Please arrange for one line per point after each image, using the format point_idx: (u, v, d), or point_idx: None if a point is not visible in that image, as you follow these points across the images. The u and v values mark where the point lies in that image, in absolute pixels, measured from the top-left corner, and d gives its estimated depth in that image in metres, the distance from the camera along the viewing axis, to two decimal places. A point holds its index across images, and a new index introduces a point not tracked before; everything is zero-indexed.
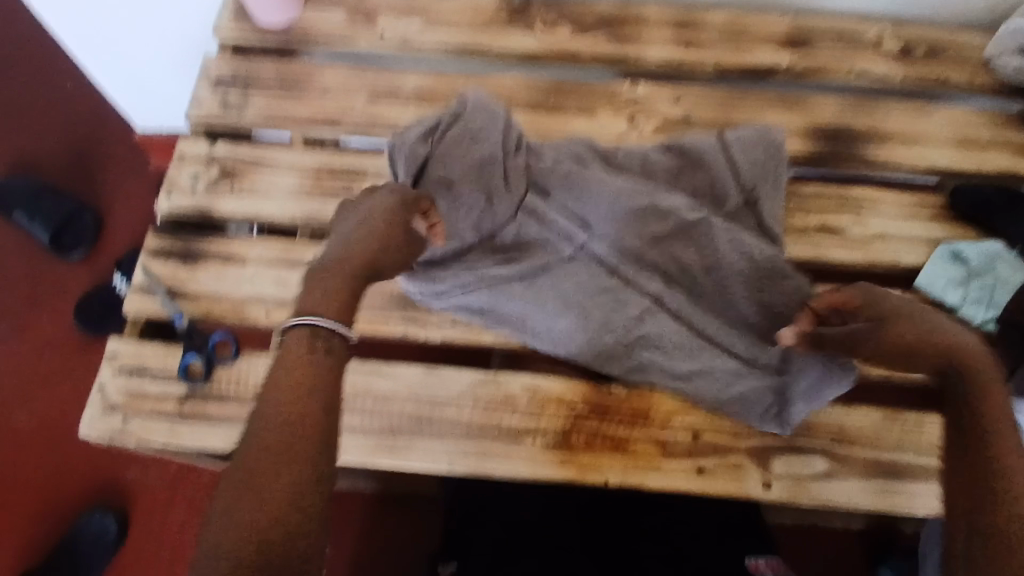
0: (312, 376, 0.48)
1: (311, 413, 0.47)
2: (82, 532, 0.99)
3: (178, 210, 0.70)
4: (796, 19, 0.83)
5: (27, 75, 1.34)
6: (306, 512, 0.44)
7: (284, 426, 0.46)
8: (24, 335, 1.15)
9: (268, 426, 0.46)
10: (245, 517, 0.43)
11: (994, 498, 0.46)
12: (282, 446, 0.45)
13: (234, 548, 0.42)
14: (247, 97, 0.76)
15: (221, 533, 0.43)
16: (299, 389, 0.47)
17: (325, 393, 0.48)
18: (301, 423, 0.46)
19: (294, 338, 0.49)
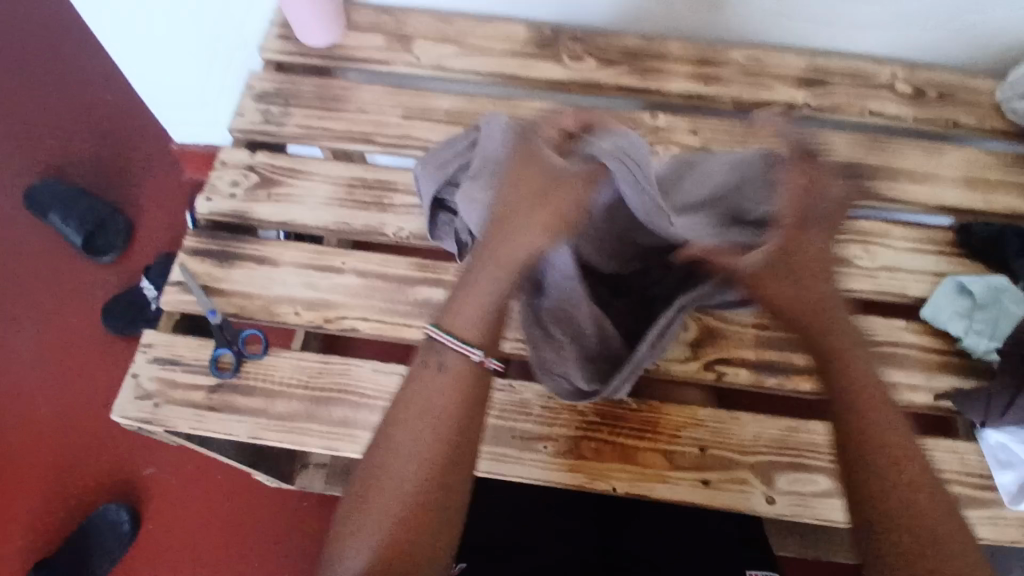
0: (456, 410, 0.54)
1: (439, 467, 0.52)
2: (95, 525, 1.01)
3: (216, 212, 0.74)
4: (810, 60, 0.87)
5: (74, 86, 1.41)
6: (429, 513, 0.51)
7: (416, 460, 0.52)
8: (52, 330, 1.19)
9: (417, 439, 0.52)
10: (389, 521, 0.51)
11: (872, 501, 0.51)
12: (425, 465, 0.52)
13: (383, 543, 0.50)
14: (289, 112, 0.80)
15: (371, 533, 0.50)
16: (435, 442, 0.53)
17: (463, 420, 0.54)
18: (441, 453, 0.53)
19: (437, 370, 0.54)
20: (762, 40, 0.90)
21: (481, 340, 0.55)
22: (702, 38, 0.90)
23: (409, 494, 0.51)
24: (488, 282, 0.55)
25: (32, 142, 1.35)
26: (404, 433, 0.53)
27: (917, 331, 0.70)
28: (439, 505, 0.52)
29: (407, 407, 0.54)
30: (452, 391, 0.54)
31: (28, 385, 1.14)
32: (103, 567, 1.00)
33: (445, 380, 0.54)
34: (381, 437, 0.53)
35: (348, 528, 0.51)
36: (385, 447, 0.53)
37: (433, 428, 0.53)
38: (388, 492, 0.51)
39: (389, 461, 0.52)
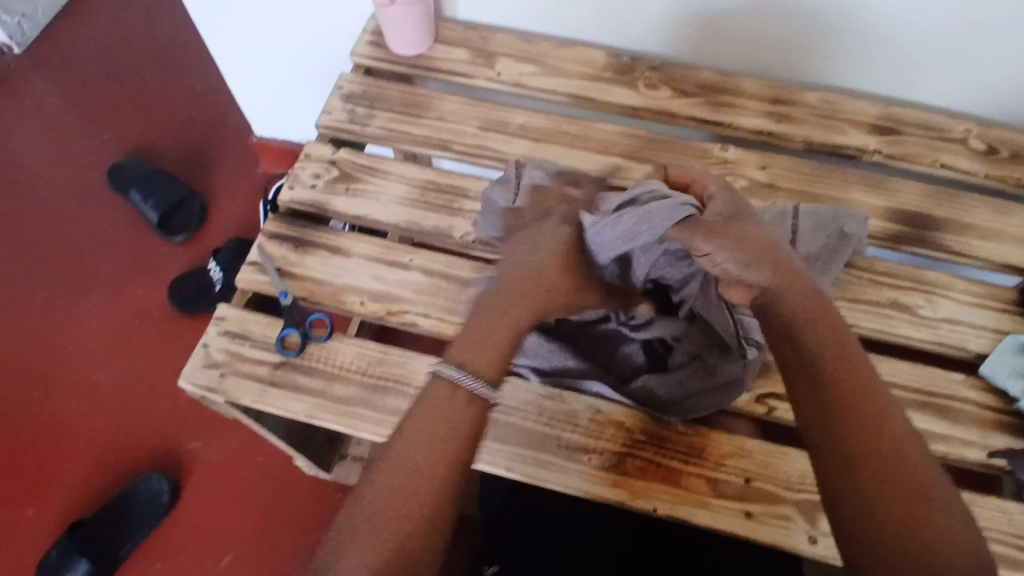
0: (452, 441, 0.55)
1: (436, 495, 0.53)
2: (138, 490, 1.05)
3: (296, 201, 0.78)
4: (885, 108, 0.88)
5: (167, 74, 1.50)
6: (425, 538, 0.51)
7: (410, 486, 0.53)
8: (120, 300, 1.25)
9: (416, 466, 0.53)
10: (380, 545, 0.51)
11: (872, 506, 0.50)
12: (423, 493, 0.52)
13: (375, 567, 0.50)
14: (373, 114, 0.84)
15: (361, 558, 0.50)
16: (433, 468, 0.53)
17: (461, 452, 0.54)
18: (436, 481, 0.53)
19: (443, 399, 0.56)
20: (838, 83, 0.90)
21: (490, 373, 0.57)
22: (778, 78, 0.91)
23: (404, 517, 0.52)
24: (517, 317, 0.60)
25: (122, 122, 1.44)
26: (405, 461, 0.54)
27: (974, 387, 0.69)
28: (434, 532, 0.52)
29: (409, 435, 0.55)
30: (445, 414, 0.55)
31: (92, 349, 1.20)
32: (140, 533, 1.03)
33: (452, 409, 0.56)
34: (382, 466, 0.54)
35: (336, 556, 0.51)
36: (383, 477, 0.53)
37: (432, 458, 0.54)
38: (385, 516, 0.52)
39: (383, 487, 0.53)
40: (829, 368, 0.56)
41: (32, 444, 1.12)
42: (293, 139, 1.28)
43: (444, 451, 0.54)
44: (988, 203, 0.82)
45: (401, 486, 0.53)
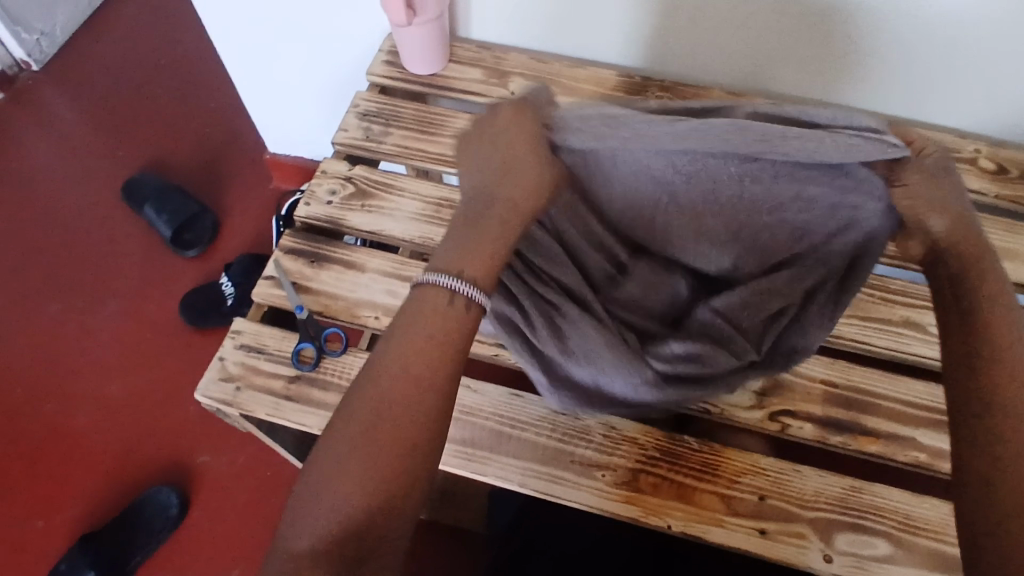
0: (433, 368, 0.50)
1: (425, 410, 0.49)
2: (147, 503, 1.05)
3: (312, 217, 0.79)
4: None
5: (182, 91, 1.52)
6: (397, 472, 0.47)
7: (384, 411, 0.49)
8: (132, 314, 1.26)
9: (394, 390, 0.49)
10: (351, 479, 0.47)
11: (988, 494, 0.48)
12: (398, 425, 0.48)
13: (346, 506, 0.47)
14: (389, 131, 0.85)
15: (333, 495, 0.47)
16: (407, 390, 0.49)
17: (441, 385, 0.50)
18: (412, 410, 0.49)
19: (429, 305, 0.51)
20: (848, 103, 0.91)
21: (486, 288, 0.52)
22: (788, 97, 0.92)
23: (379, 455, 0.48)
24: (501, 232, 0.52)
25: (138, 138, 1.46)
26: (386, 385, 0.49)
27: None
28: (404, 471, 0.48)
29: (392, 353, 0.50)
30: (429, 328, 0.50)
31: (104, 362, 1.21)
32: (148, 546, 1.03)
33: (435, 320, 0.51)
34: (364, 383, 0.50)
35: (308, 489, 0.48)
36: (363, 404, 0.49)
37: (412, 385, 0.49)
38: (367, 436, 0.48)
39: (360, 411, 0.49)
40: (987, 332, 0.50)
41: (42, 456, 1.12)
42: (306, 156, 1.29)
43: (431, 367, 0.50)
44: (999, 223, 0.82)
45: (376, 416, 0.49)
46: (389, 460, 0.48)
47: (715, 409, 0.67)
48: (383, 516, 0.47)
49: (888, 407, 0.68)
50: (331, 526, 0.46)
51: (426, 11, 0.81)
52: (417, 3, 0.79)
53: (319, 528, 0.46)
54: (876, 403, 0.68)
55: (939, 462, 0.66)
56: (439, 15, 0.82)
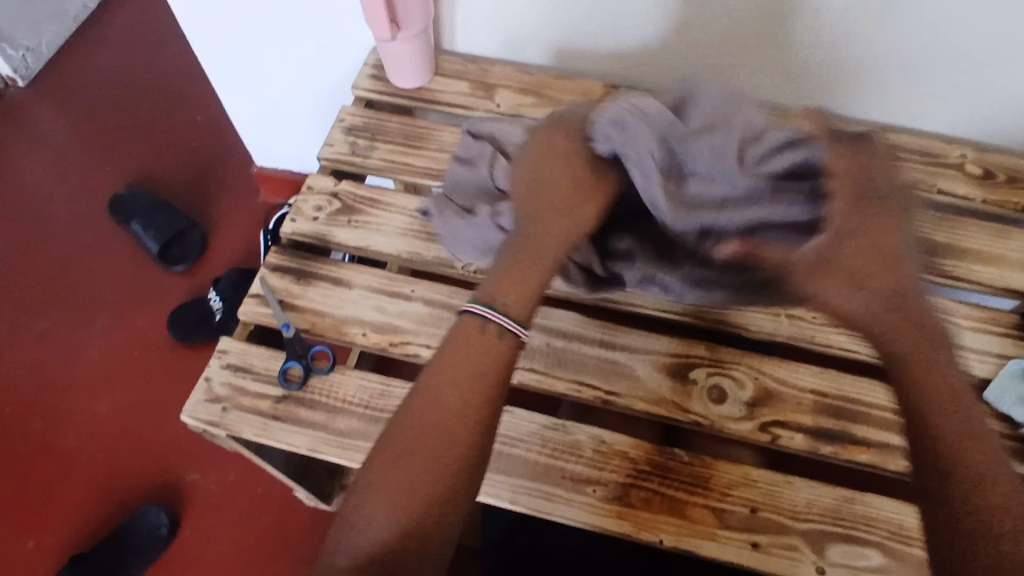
0: (472, 390, 0.56)
1: (462, 437, 0.54)
2: (135, 524, 1.04)
3: (299, 233, 0.78)
4: (881, 135, 0.89)
5: (168, 105, 1.51)
6: (437, 491, 0.53)
7: (426, 435, 0.54)
8: (120, 331, 1.25)
9: (437, 413, 0.55)
10: (396, 499, 0.53)
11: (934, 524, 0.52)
12: (438, 448, 0.54)
13: (390, 523, 0.52)
14: (375, 146, 0.85)
15: (379, 515, 0.53)
16: (447, 414, 0.55)
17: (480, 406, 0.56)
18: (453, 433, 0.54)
19: (472, 334, 0.58)
20: (834, 111, 0.91)
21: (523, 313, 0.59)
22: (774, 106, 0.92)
23: (421, 478, 0.53)
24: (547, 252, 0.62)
25: (125, 153, 1.45)
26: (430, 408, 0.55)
27: None
28: (445, 490, 0.53)
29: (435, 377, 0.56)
30: (480, 361, 0.57)
31: (92, 381, 1.20)
32: (138, 568, 1.02)
33: (474, 346, 0.57)
34: (418, 401, 0.56)
35: (355, 508, 0.54)
36: (406, 428, 0.55)
37: (453, 409, 0.55)
38: (419, 453, 0.54)
39: (402, 436, 0.55)
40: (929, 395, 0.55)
41: (29, 478, 1.11)
42: (294, 169, 1.29)
43: (468, 394, 0.56)
44: (986, 228, 0.82)
45: (416, 440, 0.54)
46: (439, 473, 0.54)
47: (705, 421, 0.67)
48: (425, 536, 0.52)
49: (879, 416, 0.68)
50: (376, 545, 0.52)
51: (411, 26, 0.80)
52: (402, 17, 0.79)
53: (365, 544, 0.52)
54: (866, 412, 0.68)
55: None
56: (424, 29, 0.82)
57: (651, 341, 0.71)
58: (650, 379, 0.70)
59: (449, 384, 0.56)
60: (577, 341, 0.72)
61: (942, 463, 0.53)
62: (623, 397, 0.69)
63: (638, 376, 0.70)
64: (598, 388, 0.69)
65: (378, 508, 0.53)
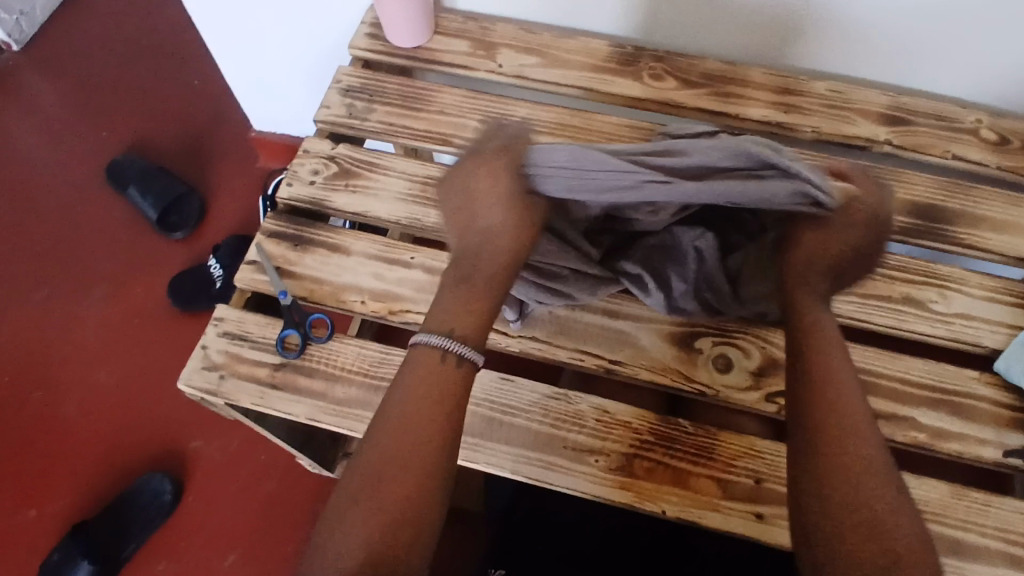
0: (435, 416, 0.53)
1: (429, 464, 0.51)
2: (139, 490, 1.05)
3: (295, 199, 0.76)
4: (895, 98, 0.86)
5: (162, 68, 1.48)
6: (412, 523, 0.49)
7: (395, 459, 0.51)
8: (119, 299, 1.23)
9: (402, 440, 0.51)
10: (366, 528, 0.49)
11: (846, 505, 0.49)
12: (408, 476, 0.50)
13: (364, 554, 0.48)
14: (372, 108, 0.82)
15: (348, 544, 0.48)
16: (417, 438, 0.51)
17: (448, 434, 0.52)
18: (422, 460, 0.51)
19: (433, 361, 0.55)
20: (846, 73, 0.88)
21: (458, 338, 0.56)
22: (786, 67, 0.89)
23: (391, 507, 0.49)
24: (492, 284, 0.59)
25: (119, 118, 1.42)
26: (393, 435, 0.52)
27: (990, 385, 0.67)
28: (416, 517, 0.49)
29: (399, 399, 0.53)
30: (433, 381, 0.54)
31: (92, 348, 1.19)
32: (142, 534, 1.03)
33: (431, 374, 0.54)
34: (375, 435, 0.52)
35: (324, 539, 0.50)
36: (373, 456, 0.51)
37: (420, 435, 0.52)
38: (383, 484, 0.50)
39: (367, 465, 0.51)
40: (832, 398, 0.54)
41: (32, 445, 1.11)
42: (291, 133, 1.26)
43: (429, 418, 0.52)
44: (1002, 195, 0.80)
45: (385, 466, 0.51)
46: (404, 501, 0.50)
47: (710, 391, 0.66)
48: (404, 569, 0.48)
49: (887, 387, 0.67)
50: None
51: None
52: None
53: None
54: (875, 382, 0.67)
55: (939, 442, 0.65)
56: None
57: (656, 310, 0.70)
58: (655, 349, 0.68)
59: (406, 410, 0.52)
60: (581, 310, 0.70)
61: (826, 488, 0.50)
62: (627, 366, 0.67)
63: (642, 345, 0.68)
64: (601, 357, 0.68)
65: (346, 543, 0.49)
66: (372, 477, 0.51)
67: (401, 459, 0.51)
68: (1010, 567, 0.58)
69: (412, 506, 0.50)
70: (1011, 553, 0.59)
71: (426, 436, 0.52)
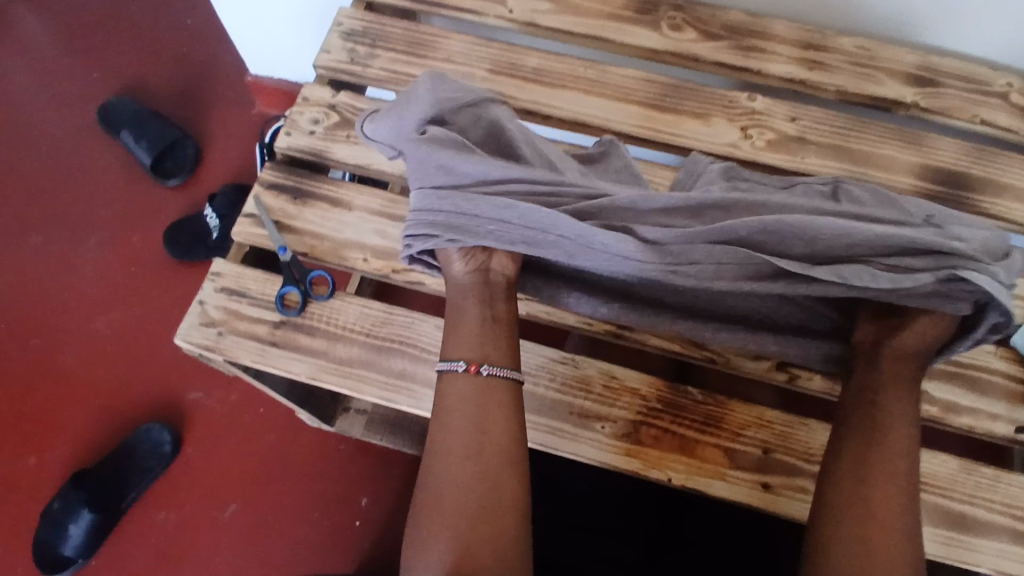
0: (482, 426, 0.54)
1: (490, 471, 0.53)
2: (139, 440, 1.04)
3: (294, 149, 0.73)
4: (924, 57, 0.82)
5: (154, 5, 1.41)
6: (491, 528, 0.51)
7: (461, 474, 0.53)
8: (115, 246, 1.21)
9: (458, 459, 0.53)
10: (446, 539, 0.51)
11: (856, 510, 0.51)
12: (475, 487, 0.52)
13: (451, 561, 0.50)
14: (375, 54, 0.78)
15: (434, 556, 0.51)
16: (473, 451, 0.53)
17: (502, 441, 0.54)
18: (485, 470, 0.53)
19: (462, 381, 0.55)
20: (874, 30, 0.84)
21: (466, 352, 0.57)
22: (811, 20, 0.85)
23: (468, 515, 0.51)
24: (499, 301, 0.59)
25: (110, 57, 1.36)
26: (449, 456, 0.54)
27: (1006, 359, 0.66)
28: (496, 523, 0.51)
29: (446, 417, 0.55)
30: (472, 395, 0.55)
31: (88, 296, 1.17)
32: (142, 484, 1.03)
33: (464, 398, 0.55)
34: (437, 452, 0.54)
35: (411, 558, 0.52)
36: (436, 472, 0.54)
37: (472, 449, 0.53)
38: (454, 496, 0.52)
39: (433, 481, 0.54)
40: (875, 424, 0.54)
41: (32, 392, 1.10)
42: (289, 79, 1.21)
43: (479, 430, 0.54)
44: None
45: (452, 481, 0.53)
46: (469, 519, 0.51)
47: (719, 359, 0.65)
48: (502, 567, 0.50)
49: None
50: None
51: None
52: None
53: None
54: None
55: (951, 416, 0.64)
56: None
57: None
58: None
59: (457, 428, 0.54)
60: None
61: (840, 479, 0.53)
62: (636, 331, 0.66)
63: None
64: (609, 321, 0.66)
65: (419, 569, 0.51)
66: (441, 492, 0.53)
67: (461, 486, 0.52)
68: (1016, 542, 0.58)
69: (485, 511, 0.52)
70: (1018, 529, 0.59)
71: (478, 449, 0.53)
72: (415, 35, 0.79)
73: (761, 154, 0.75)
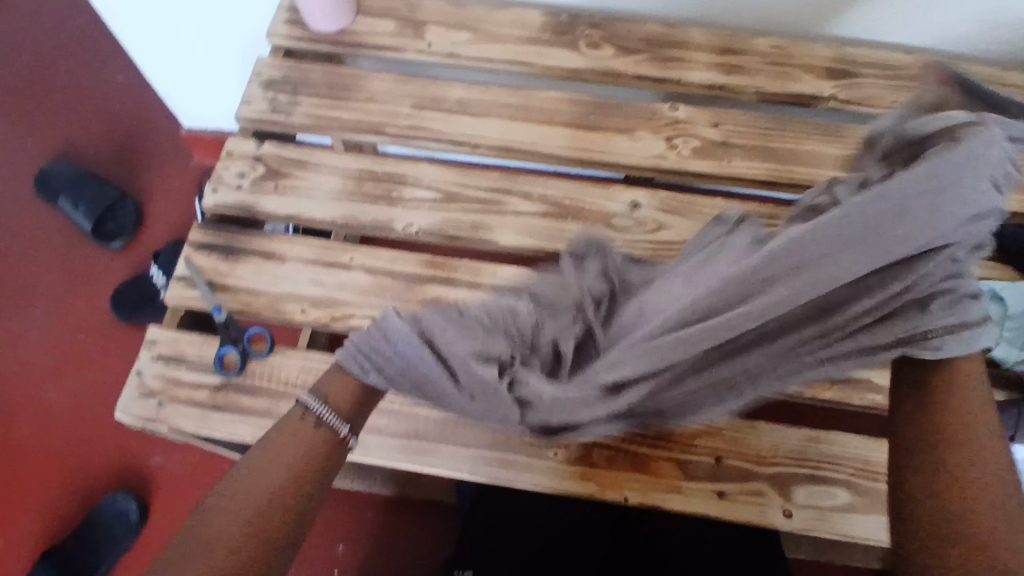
0: (297, 472, 0.50)
1: (278, 514, 0.48)
2: (103, 511, 1.02)
3: (223, 205, 0.72)
4: (839, 50, 0.84)
5: (82, 64, 1.39)
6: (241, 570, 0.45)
7: (248, 510, 0.47)
8: (62, 315, 1.18)
9: (246, 497, 0.48)
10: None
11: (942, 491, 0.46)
12: (254, 529, 0.46)
13: None
14: (297, 101, 0.78)
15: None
16: (279, 488, 0.49)
17: (307, 491, 0.50)
18: (269, 509, 0.48)
19: (300, 425, 0.52)
20: (789, 27, 0.86)
21: (340, 402, 0.54)
22: (726, 24, 0.86)
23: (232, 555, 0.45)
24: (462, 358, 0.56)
25: (41, 123, 1.34)
26: (237, 494, 0.48)
27: None
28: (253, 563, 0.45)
29: (259, 456, 0.50)
30: (304, 441, 0.52)
31: (37, 369, 1.14)
32: (111, 557, 1.00)
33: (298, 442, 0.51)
34: (228, 492, 0.48)
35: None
36: (217, 508, 0.47)
37: (275, 491, 0.49)
38: (219, 533, 0.46)
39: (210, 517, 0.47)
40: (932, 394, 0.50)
41: None
42: (223, 128, 1.19)
43: (284, 473, 0.50)
44: None
45: (231, 518, 0.47)
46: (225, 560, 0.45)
47: None
48: None
49: None
50: None
51: None
52: None
53: None
54: None
55: None
56: None
57: None
58: None
59: (262, 469, 0.50)
60: None
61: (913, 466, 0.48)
62: None
63: None
64: None
65: None
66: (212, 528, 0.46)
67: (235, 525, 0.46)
68: None
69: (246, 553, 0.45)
70: None
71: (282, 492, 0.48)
72: (336, 78, 0.79)
73: (689, 163, 0.76)
